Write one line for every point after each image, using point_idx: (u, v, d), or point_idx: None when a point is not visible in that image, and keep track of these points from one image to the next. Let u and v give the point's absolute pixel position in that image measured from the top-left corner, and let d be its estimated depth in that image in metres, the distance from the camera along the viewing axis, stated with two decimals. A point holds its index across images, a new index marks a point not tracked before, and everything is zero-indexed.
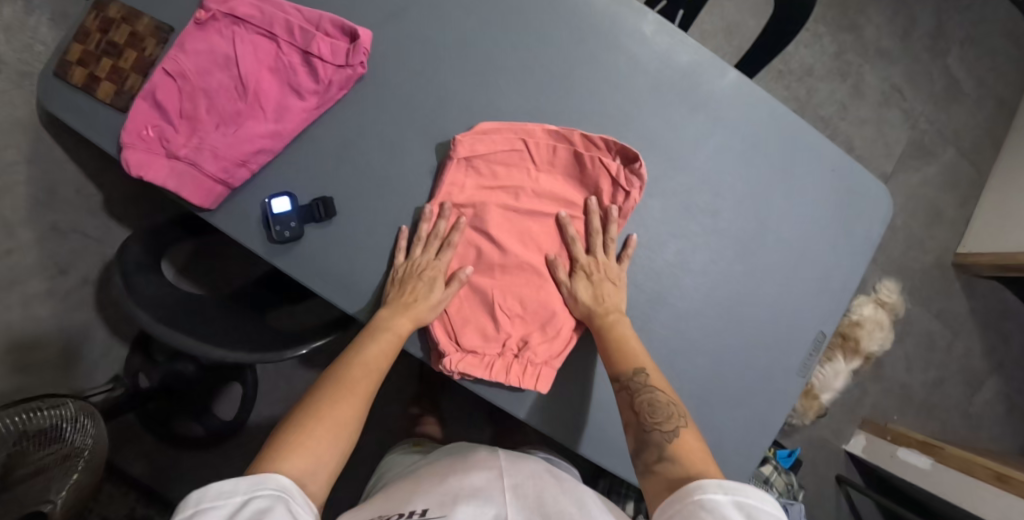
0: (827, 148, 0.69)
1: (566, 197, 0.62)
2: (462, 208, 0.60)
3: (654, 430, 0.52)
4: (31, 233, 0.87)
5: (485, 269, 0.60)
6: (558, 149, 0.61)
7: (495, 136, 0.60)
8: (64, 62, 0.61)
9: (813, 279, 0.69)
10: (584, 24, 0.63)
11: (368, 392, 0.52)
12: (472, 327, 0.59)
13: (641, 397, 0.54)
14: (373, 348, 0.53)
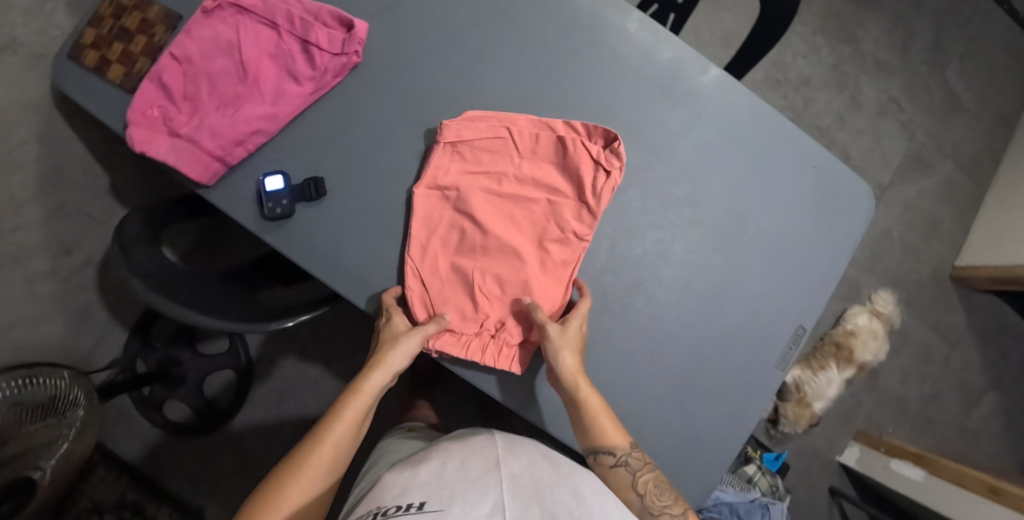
0: (805, 147, 0.71)
1: (549, 183, 0.64)
2: (446, 191, 0.62)
3: (663, 513, 0.56)
4: (38, 212, 0.93)
5: (468, 250, 0.62)
6: (541, 137, 0.63)
7: (481, 124, 0.62)
8: (78, 46, 0.65)
9: (790, 273, 0.71)
10: (572, 21, 0.66)
11: (343, 449, 0.56)
12: (453, 307, 0.61)
13: (642, 478, 0.57)
14: (350, 420, 0.56)
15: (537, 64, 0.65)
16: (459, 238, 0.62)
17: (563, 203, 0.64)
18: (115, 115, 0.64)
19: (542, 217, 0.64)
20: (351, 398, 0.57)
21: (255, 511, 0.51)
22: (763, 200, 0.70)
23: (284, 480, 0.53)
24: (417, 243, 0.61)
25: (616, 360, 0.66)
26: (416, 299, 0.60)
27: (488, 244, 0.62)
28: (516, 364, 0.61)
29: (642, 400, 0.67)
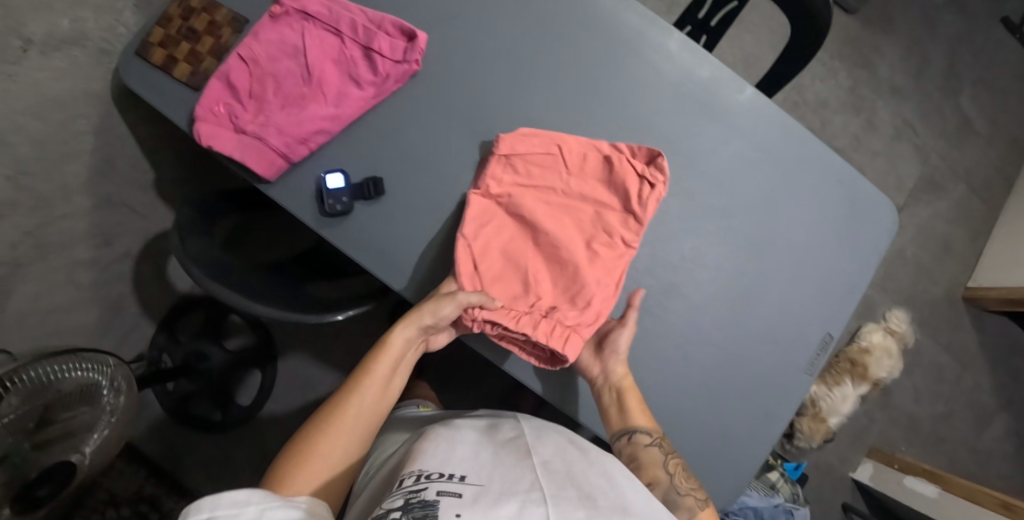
0: (833, 165, 0.74)
1: (594, 196, 0.67)
2: (498, 196, 0.65)
3: (686, 494, 0.59)
4: (87, 202, 0.85)
5: (521, 244, 0.65)
6: (589, 157, 0.66)
7: (536, 138, 0.65)
8: (147, 44, 0.68)
9: (818, 282, 0.74)
10: (620, 38, 0.69)
11: (372, 407, 0.58)
12: (504, 293, 0.64)
13: (671, 458, 0.61)
14: (378, 378, 0.59)
15: (586, 76, 0.68)
16: (508, 235, 0.65)
17: (608, 215, 0.66)
18: (179, 110, 0.67)
19: (591, 221, 0.66)
20: (377, 357, 0.61)
21: (288, 466, 0.53)
22: (794, 217, 0.73)
23: (316, 436, 0.55)
24: (468, 232, 0.62)
25: (652, 362, 0.68)
26: (466, 273, 0.62)
27: (535, 244, 0.65)
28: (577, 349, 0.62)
29: (676, 402, 0.69)
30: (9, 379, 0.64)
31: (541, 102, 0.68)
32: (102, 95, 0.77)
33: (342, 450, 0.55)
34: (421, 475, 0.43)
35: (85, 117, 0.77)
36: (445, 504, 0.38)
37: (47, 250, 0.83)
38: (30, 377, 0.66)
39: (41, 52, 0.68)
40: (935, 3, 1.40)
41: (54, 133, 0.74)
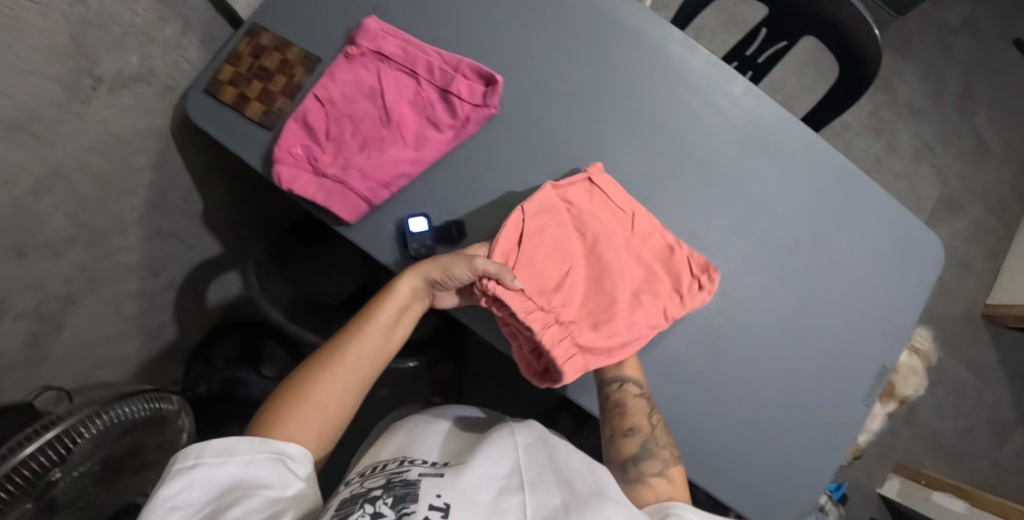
0: (888, 203, 0.77)
1: (641, 241, 0.69)
2: (570, 203, 0.67)
3: (660, 447, 0.61)
4: (139, 235, 0.84)
5: (567, 264, 0.67)
6: (650, 236, 0.69)
7: (624, 190, 0.68)
8: (216, 82, 0.68)
9: (873, 316, 0.76)
10: (686, 82, 0.72)
11: (368, 361, 0.59)
12: (534, 284, 0.64)
13: (655, 416, 0.64)
14: (377, 329, 0.60)
15: (653, 119, 0.71)
16: (565, 238, 0.67)
17: (649, 260, 0.68)
18: (250, 149, 0.67)
19: (645, 263, 0.68)
20: (382, 303, 0.61)
21: (281, 405, 0.53)
22: (850, 256, 0.75)
23: (313, 382, 0.55)
24: (524, 217, 0.64)
25: (710, 389, 0.72)
26: (503, 246, 0.62)
27: (575, 256, 0.67)
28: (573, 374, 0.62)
29: (734, 429, 0.73)
30: (81, 425, 0.62)
31: (610, 145, 0.70)
32: (163, 131, 0.77)
33: (338, 397, 0.56)
34: (403, 460, 0.50)
35: (145, 152, 0.77)
36: (427, 482, 0.45)
37: (99, 283, 0.82)
38: (116, 413, 0.67)
39: (110, 90, 0.67)
40: (950, 28, 1.44)
41: (115, 169, 0.74)
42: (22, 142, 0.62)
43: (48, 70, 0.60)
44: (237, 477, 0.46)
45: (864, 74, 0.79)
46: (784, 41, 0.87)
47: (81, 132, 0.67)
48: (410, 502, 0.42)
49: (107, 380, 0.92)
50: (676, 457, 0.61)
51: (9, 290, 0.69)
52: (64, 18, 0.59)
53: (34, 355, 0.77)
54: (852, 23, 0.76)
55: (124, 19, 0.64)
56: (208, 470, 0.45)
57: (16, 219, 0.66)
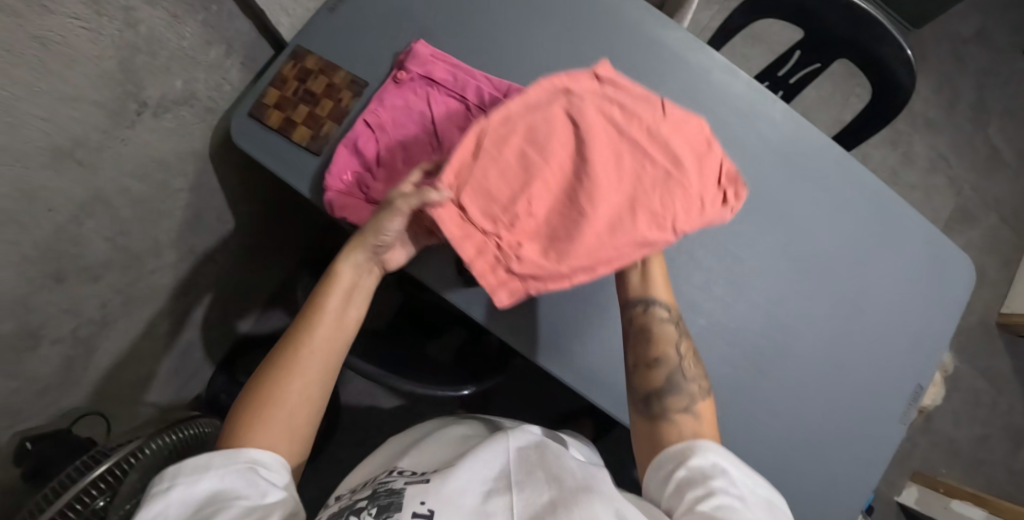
0: (922, 225, 0.78)
1: (645, 147, 0.55)
2: (574, 91, 0.55)
3: (690, 382, 0.59)
4: (173, 255, 0.83)
5: (538, 172, 0.55)
6: (649, 150, 0.55)
7: (639, 95, 0.56)
8: (261, 105, 0.67)
9: (909, 336, 0.77)
10: (730, 106, 0.72)
11: (328, 348, 0.56)
12: (499, 187, 0.55)
13: (683, 343, 0.62)
14: (330, 316, 0.57)
15: None
16: (552, 133, 0.54)
17: (645, 171, 0.55)
18: (297, 174, 0.66)
19: (645, 176, 0.55)
20: (327, 290, 0.58)
21: (246, 412, 0.52)
22: (886, 276, 0.76)
23: (272, 389, 0.53)
24: (503, 112, 0.54)
25: (757, 408, 0.71)
26: (454, 163, 0.54)
27: (558, 156, 0.55)
28: (508, 299, 0.55)
29: (778, 447, 0.72)
30: (132, 455, 0.62)
31: None
32: (201, 152, 0.76)
33: (301, 394, 0.54)
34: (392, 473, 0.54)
35: (184, 174, 0.76)
36: (411, 489, 0.48)
37: (133, 304, 0.81)
38: (162, 440, 0.67)
39: (154, 114, 0.66)
40: (962, 39, 1.47)
41: (154, 192, 0.73)
42: (68, 170, 0.60)
43: (96, 96, 0.59)
44: (214, 489, 0.46)
45: (899, 96, 0.80)
46: (818, 63, 0.87)
47: (124, 158, 0.66)
48: (395, 510, 0.46)
49: (135, 400, 0.90)
50: (703, 392, 0.59)
51: (47, 316, 0.68)
52: (113, 44, 0.58)
53: (68, 379, 0.75)
54: (884, 49, 0.77)
55: (171, 43, 0.63)
56: (183, 488, 0.45)
57: (58, 245, 0.64)
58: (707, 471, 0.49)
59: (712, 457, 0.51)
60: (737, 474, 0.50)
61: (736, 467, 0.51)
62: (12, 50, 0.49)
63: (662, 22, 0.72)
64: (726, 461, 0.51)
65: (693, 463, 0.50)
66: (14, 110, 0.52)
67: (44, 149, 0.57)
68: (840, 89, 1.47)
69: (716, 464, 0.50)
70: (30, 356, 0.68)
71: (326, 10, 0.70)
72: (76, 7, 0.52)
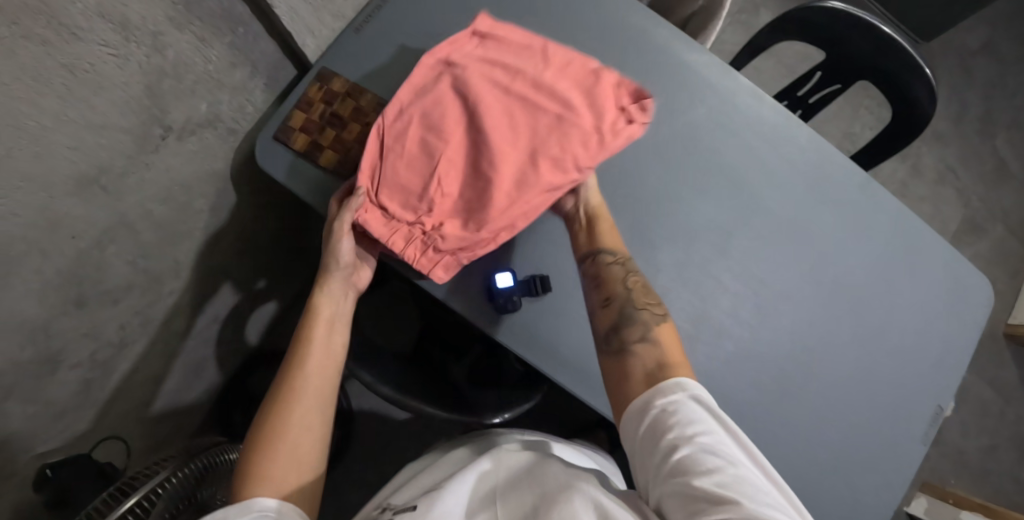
0: (941, 247, 0.78)
1: (535, 108, 0.61)
2: (454, 69, 0.62)
3: (642, 309, 0.58)
4: (191, 276, 0.82)
5: (439, 144, 0.61)
6: (529, 105, 0.61)
7: (504, 62, 0.62)
8: (287, 128, 0.66)
9: (930, 358, 0.76)
10: (758, 130, 0.72)
11: (322, 376, 0.56)
12: (412, 170, 0.61)
13: (632, 278, 0.61)
14: (320, 344, 0.57)
15: (726, 168, 0.71)
16: (444, 114, 0.61)
17: (539, 125, 0.61)
18: (323, 198, 0.66)
19: (540, 125, 0.61)
20: (309, 324, 0.59)
21: (253, 458, 0.50)
22: (907, 299, 0.76)
23: (277, 424, 0.52)
24: (396, 104, 0.62)
25: (783, 431, 0.70)
26: (364, 170, 0.60)
27: (454, 132, 0.61)
28: (442, 274, 0.61)
29: (809, 474, 0.70)
30: (158, 486, 0.62)
31: (685, 193, 0.70)
32: (222, 173, 0.76)
33: (307, 420, 0.53)
34: (383, 510, 0.53)
35: (205, 195, 0.75)
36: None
37: (151, 325, 0.80)
38: (184, 471, 0.66)
39: (178, 138, 0.65)
40: (969, 51, 1.52)
41: (176, 214, 0.72)
42: (92, 196, 0.59)
43: (122, 122, 0.58)
44: None
45: (919, 118, 0.81)
46: (837, 85, 0.88)
47: (147, 182, 0.65)
48: None
49: (148, 420, 0.88)
50: (658, 318, 0.57)
51: (67, 341, 0.66)
52: (141, 70, 0.57)
53: (85, 402, 0.74)
54: (902, 71, 0.78)
55: (198, 66, 0.63)
56: None
57: (80, 271, 0.63)
58: (661, 422, 0.46)
59: (662, 403, 0.47)
60: (689, 404, 0.46)
61: (687, 395, 0.47)
62: (41, 80, 0.48)
63: (690, 47, 0.73)
64: (674, 395, 0.47)
65: (648, 418, 0.47)
66: (42, 140, 0.51)
67: (70, 177, 0.55)
68: (849, 101, 1.49)
69: (666, 408, 0.47)
70: (50, 382, 0.67)
71: (352, 31, 0.70)
72: (106, 35, 0.51)
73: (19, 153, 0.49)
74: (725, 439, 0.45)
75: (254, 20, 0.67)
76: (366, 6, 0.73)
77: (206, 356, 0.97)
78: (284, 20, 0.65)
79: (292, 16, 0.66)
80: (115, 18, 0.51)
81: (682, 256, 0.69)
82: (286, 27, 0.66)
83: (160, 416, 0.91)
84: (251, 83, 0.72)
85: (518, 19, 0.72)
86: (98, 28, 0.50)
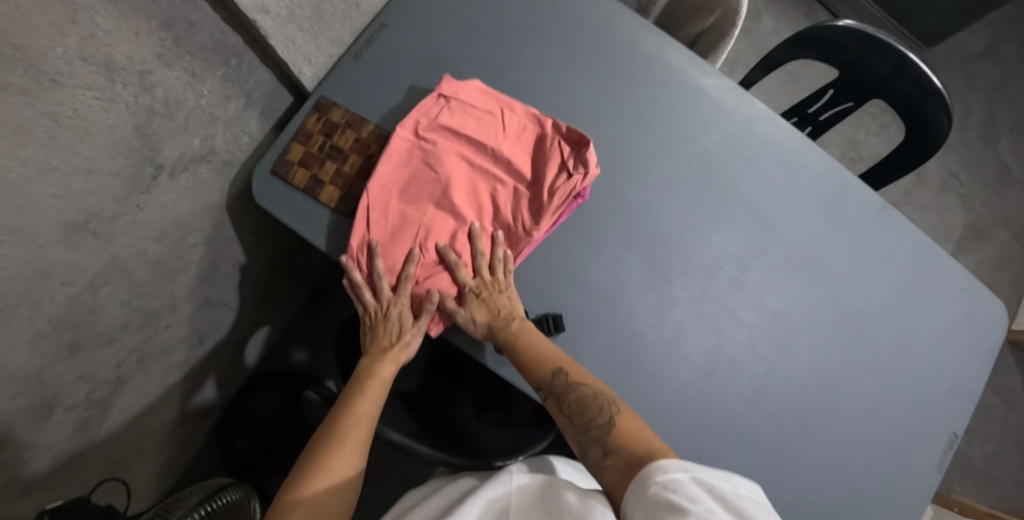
0: (955, 272, 0.77)
1: (497, 171, 0.64)
2: (424, 140, 0.63)
3: (591, 428, 0.55)
4: (188, 309, 0.79)
5: (415, 206, 0.62)
6: (490, 170, 0.64)
7: (467, 118, 0.64)
8: (285, 162, 0.63)
9: (944, 385, 0.75)
10: (769, 161, 0.71)
11: (362, 440, 0.56)
12: (397, 243, 0.61)
13: (567, 399, 0.56)
14: (366, 407, 0.58)
15: (741, 198, 0.70)
16: (418, 185, 0.62)
17: (500, 191, 0.64)
18: (324, 235, 0.63)
19: (499, 188, 0.64)
20: (365, 387, 0.59)
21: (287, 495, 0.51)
22: (921, 327, 0.74)
23: (316, 472, 0.52)
24: (377, 179, 0.61)
25: (801, 463, 0.68)
26: (355, 237, 0.60)
27: (428, 197, 0.62)
28: (437, 328, 0.61)
29: (826, 507, 0.69)
30: None
31: (700, 224, 0.69)
32: (219, 206, 0.73)
33: (348, 470, 0.53)
34: None
35: (200, 228, 0.72)
36: None
37: (148, 361, 0.76)
38: None
39: (170, 176, 0.62)
40: (972, 54, 1.60)
41: (171, 251, 0.69)
42: (82, 242, 0.56)
43: (110, 164, 0.54)
44: None
45: (934, 140, 0.79)
46: (850, 103, 0.85)
47: (138, 223, 0.62)
48: None
49: (145, 453, 0.85)
50: (607, 427, 0.54)
51: (62, 386, 0.63)
52: (129, 110, 0.53)
53: (81, 442, 0.71)
54: (916, 89, 0.76)
55: (190, 102, 0.60)
56: None
57: (73, 316, 0.60)
58: (660, 500, 0.43)
59: (660, 482, 0.45)
60: (691, 483, 0.44)
61: (689, 474, 0.44)
62: (21, 131, 0.44)
63: (704, 72, 0.72)
64: (673, 474, 0.45)
65: (648, 499, 0.44)
66: (24, 192, 0.47)
67: (57, 225, 0.52)
68: None
69: (665, 487, 0.44)
70: (44, 427, 0.63)
71: (351, 58, 0.67)
72: (89, 78, 0.48)
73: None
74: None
75: (248, 49, 0.64)
76: (365, 30, 0.70)
77: (206, 384, 0.94)
78: (280, 50, 0.62)
79: (288, 45, 0.62)
80: (99, 60, 0.48)
81: (698, 290, 0.68)
82: (282, 57, 0.63)
83: (160, 448, 0.89)
84: (246, 113, 0.69)
85: (524, 48, 0.70)
86: (80, 71, 0.47)
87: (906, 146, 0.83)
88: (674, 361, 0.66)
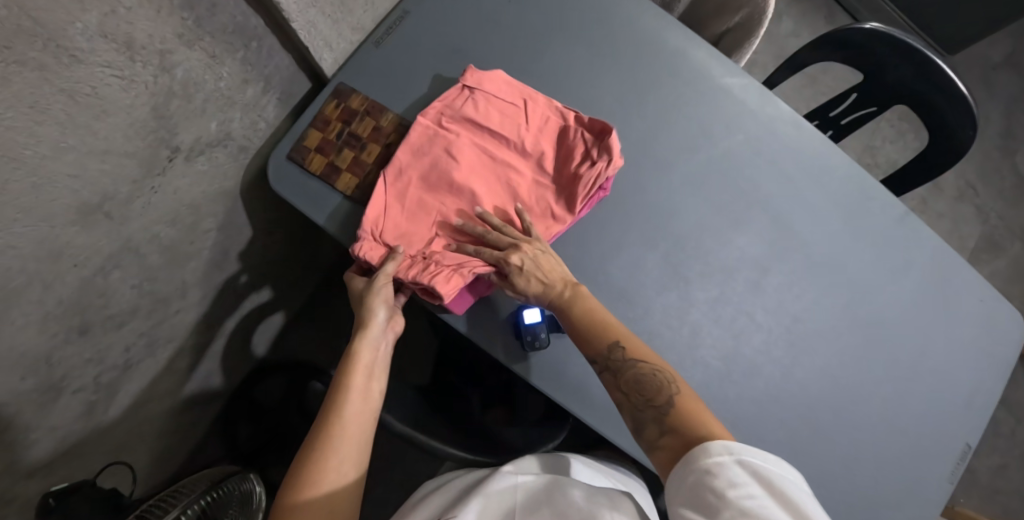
0: (977, 282, 0.76)
1: (517, 164, 0.64)
2: (446, 130, 0.62)
3: (647, 408, 0.51)
4: (198, 294, 0.78)
5: (435, 192, 0.61)
6: (510, 160, 0.64)
7: (490, 109, 0.63)
8: (302, 148, 0.62)
9: (959, 397, 0.74)
10: (792, 160, 0.70)
11: (357, 427, 0.52)
12: (414, 229, 0.60)
13: (625, 373, 0.53)
14: (356, 394, 0.53)
15: (763, 201, 0.69)
16: (438, 173, 0.61)
17: (520, 180, 0.63)
18: (338, 224, 0.61)
19: (517, 180, 0.63)
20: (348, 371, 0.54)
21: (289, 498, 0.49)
22: (939, 336, 0.73)
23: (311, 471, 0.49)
24: (395, 166, 0.61)
25: (814, 470, 0.67)
26: (369, 222, 0.58)
27: (450, 183, 0.61)
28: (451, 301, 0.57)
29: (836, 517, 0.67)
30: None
31: (720, 224, 0.68)
32: (232, 192, 0.72)
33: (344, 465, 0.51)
34: None
35: (213, 214, 0.71)
36: None
37: (157, 344, 0.76)
38: (190, 509, 0.63)
39: (185, 159, 0.61)
40: (992, 63, 1.58)
41: (183, 235, 0.68)
42: (95, 224, 0.55)
43: (126, 145, 0.53)
44: None
45: (954, 147, 0.78)
46: (873, 108, 0.84)
47: (151, 206, 0.61)
48: None
49: (148, 438, 0.85)
50: (664, 408, 0.50)
51: (70, 368, 0.62)
52: (147, 91, 0.52)
53: (87, 425, 0.70)
54: (937, 95, 0.75)
55: (209, 84, 0.59)
56: None
57: (83, 299, 0.59)
58: (701, 483, 0.43)
59: (702, 463, 0.44)
60: (734, 467, 0.43)
61: (732, 457, 0.43)
62: (38, 107, 0.43)
63: (729, 71, 0.71)
64: (717, 456, 0.44)
65: (692, 479, 0.44)
66: (40, 170, 0.46)
67: (70, 206, 0.51)
68: None
69: (707, 469, 0.43)
70: (51, 409, 0.63)
71: (372, 45, 0.66)
72: (109, 55, 0.47)
73: (14, 186, 0.44)
74: (779, 510, 0.40)
75: (269, 33, 0.63)
76: (386, 18, 0.69)
77: (213, 371, 0.93)
78: (302, 35, 0.61)
79: (310, 30, 0.61)
80: (119, 37, 0.47)
81: (716, 291, 0.67)
82: (304, 42, 0.62)
83: (165, 433, 0.88)
84: (265, 98, 0.68)
85: (548, 41, 0.69)
86: (100, 48, 0.46)
87: (926, 155, 0.82)
88: (690, 364, 0.65)
